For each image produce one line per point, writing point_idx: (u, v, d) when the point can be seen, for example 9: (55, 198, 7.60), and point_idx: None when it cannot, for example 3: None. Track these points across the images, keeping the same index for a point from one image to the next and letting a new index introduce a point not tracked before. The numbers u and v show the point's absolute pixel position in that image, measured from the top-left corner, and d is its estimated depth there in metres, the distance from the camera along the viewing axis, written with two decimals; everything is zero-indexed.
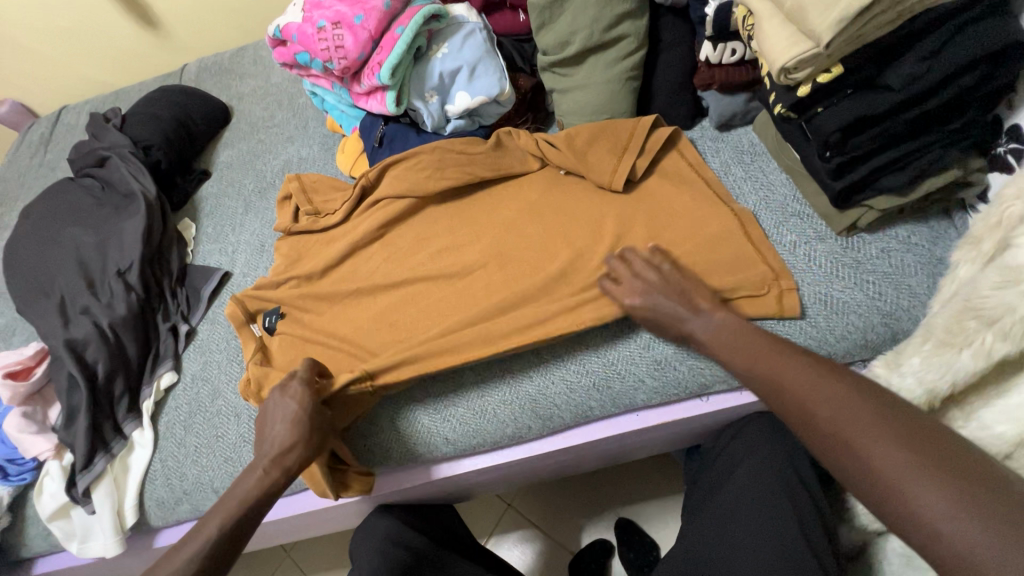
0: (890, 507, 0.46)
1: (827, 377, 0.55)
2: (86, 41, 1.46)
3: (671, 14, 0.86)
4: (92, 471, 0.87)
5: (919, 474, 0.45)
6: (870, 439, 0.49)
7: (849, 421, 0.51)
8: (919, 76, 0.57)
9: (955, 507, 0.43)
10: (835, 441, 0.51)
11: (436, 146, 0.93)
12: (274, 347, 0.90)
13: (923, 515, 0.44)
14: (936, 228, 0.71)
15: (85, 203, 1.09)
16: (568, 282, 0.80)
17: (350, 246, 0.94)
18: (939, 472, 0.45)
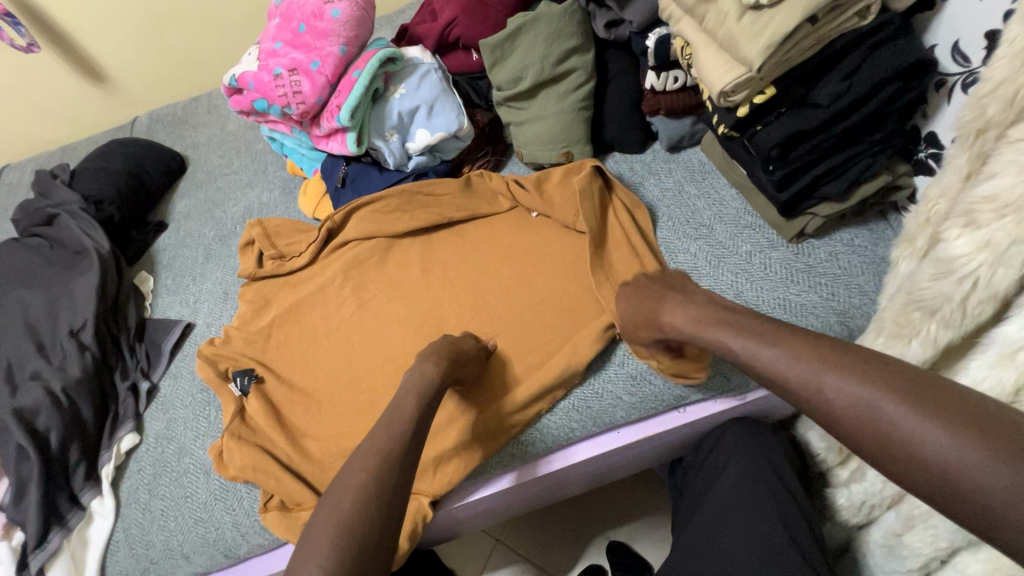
0: (916, 472, 0.41)
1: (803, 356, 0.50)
2: (28, 99, 1.43)
3: (616, 48, 0.91)
4: (46, 549, 0.81)
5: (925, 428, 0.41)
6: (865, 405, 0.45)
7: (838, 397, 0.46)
8: (842, 94, 0.62)
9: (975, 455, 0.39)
10: (848, 415, 0.45)
11: (403, 189, 0.95)
12: (249, 408, 0.86)
13: (944, 466, 0.40)
14: (876, 230, 0.76)
15: (31, 262, 1.04)
16: (543, 313, 0.83)
17: (320, 290, 0.94)
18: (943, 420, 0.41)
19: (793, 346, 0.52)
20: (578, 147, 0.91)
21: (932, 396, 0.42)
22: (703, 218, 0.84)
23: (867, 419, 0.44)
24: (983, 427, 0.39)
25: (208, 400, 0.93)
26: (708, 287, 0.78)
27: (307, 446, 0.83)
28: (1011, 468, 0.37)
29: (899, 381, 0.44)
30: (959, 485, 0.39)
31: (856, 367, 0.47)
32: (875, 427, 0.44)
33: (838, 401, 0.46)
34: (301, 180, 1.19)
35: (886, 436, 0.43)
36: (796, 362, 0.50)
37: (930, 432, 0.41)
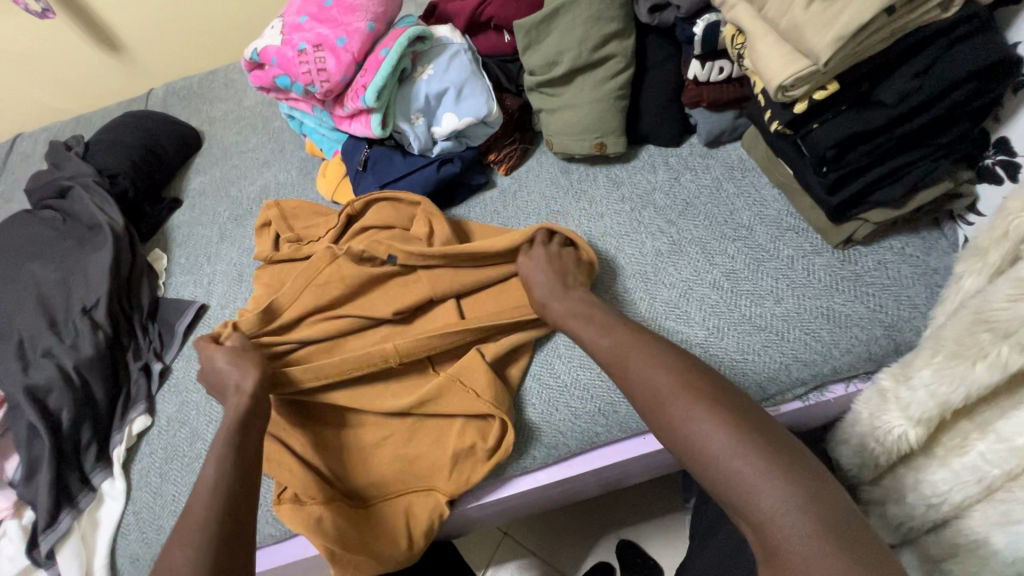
0: (688, 448, 0.51)
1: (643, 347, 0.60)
2: (42, 66, 1.39)
3: (657, 33, 0.86)
4: (56, 530, 0.80)
5: (703, 420, 0.50)
6: (671, 397, 0.53)
7: (651, 386, 0.56)
8: (911, 93, 0.57)
9: (737, 446, 0.48)
10: (656, 403, 0.54)
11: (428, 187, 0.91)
12: None
13: (711, 450, 0.49)
14: (928, 239, 0.72)
15: (45, 235, 1.02)
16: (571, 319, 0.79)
17: None
18: (722, 417, 0.50)
19: (631, 341, 0.62)
20: (612, 138, 0.87)
21: (696, 381, 0.54)
22: (742, 219, 0.80)
23: (664, 410, 0.54)
24: (753, 430, 0.49)
25: None
26: (746, 291, 0.74)
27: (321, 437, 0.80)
28: (762, 460, 0.46)
29: (678, 370, 0.56)
30: (705, 455, 0.49)
31: (651, 353, 0.59)
32: (657, 403, 0.54)
33: (635, 380, 0.58)
34: (319, 161, 1.15)
35: (663, 411, 0.53)
36: (622, 350, 0.62)
37: (688, 402, 0.52)
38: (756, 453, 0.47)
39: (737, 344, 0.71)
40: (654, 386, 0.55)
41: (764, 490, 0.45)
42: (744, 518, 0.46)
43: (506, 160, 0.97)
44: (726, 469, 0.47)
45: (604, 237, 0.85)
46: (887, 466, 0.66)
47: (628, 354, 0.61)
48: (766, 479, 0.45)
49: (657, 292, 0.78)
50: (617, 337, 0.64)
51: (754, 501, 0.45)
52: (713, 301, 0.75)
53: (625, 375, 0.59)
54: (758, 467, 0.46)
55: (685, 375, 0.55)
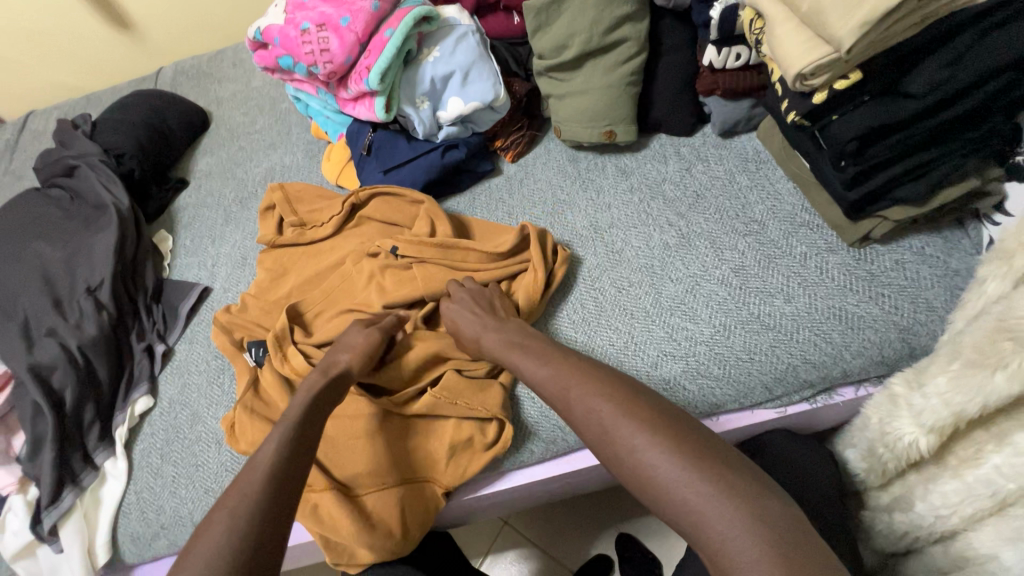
0: (637, 479, 0.49)
1: (583, 371, 0.59)
2: (52, 43, 1.39)
3: (672, 17, 0.83)
4: (59, 507, 0.81)
5: (648, 450, 0.49)
6: (615, 428, 0.52)
7: (594, 415, 0.54)
8: (941, 84, 0.54)
9: (685, 476, 0.47)
10: (601, 433, 0.53)
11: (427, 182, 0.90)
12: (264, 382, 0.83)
13: (660, 480, 0.48)
14: (950, 239, 0.68)
15: (52, 214, 1.03)
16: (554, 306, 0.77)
17: (340, 261, 0.90)
18: (666, 446, 0.49)
19: (568, 369, 0.60)
20: (622, 126, 0.84)
21: (642, 406, 0.53)
22: (754, 213, 0.77)
23: (609, 441, 0.52)
24: (699, 455, 0.48)
25: (223, 368, 0.91)
26: (755, 289, 0.72)
27: None
28: (711, 488, 0.46)
29: (620, 397, 0.54)
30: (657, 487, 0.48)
31: (593, 383, 0.57)
32: (605, 435, 0.53)
33: (577, 414, 0.56)
34: (325, 144, 1.14)
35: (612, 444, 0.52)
36: (556, 378, 0.60)
37: (633, 431, 0.51)
38: (702, 480, 0.46)
39: (744, 343, 0.69)
40: (596, 422, 0.54)
41: (713, 519, 0.44)
42: (699, 547, 0.45)
43: (514, 146, 0.94)
44: (678, 500, 0.46)
45: (610, 228, 0.83)
46: (896, 472, 0.63)
47: (567, 386, 0.58)
48: (717, 507, 0.45)
49: (663, 287, 0.75)
50: (555, 366, 0.61)
51: (704, 528, 0.45)
52: (720, 298, 0.72)
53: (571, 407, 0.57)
54: (709, 497, 0.45)
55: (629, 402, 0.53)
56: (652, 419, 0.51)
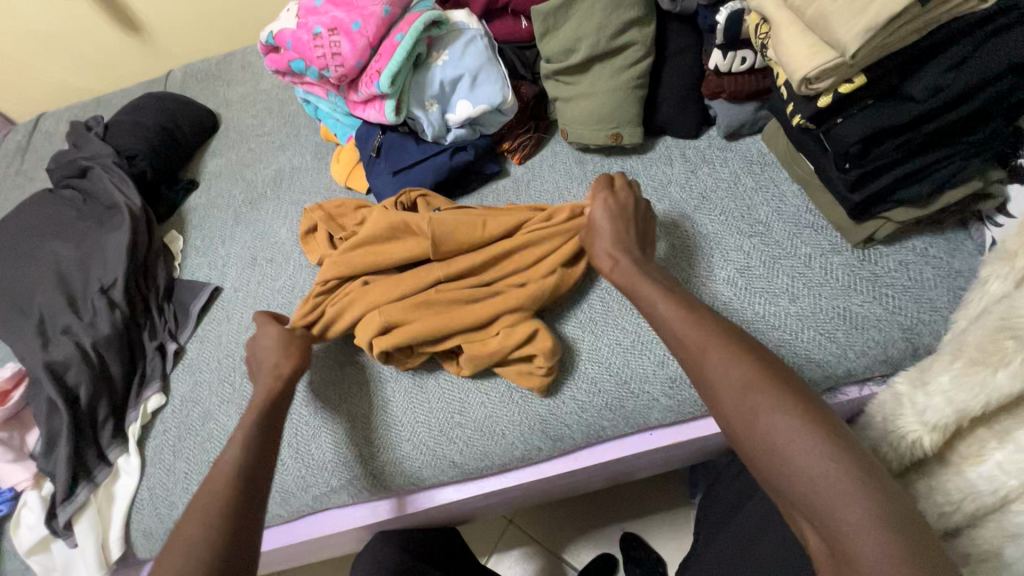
0: (764, 445, 0.47)
1: (719, 334, 0.55)
2: (63, 46, 1.41)
3: (678, 21, 0.84)
4: (73, 502, 0.82)
5: (786, 420, 0.47)
6: (750, 392, 0.49)
7: (728, 375, 0.51)
8: (944, 87, 0.55)
9: (825, 452, 0.44)
10: (735, 394, 0.50)
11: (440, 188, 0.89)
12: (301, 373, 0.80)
13: (792, 451, 0.45)
14: (953, 240, 0.70)
15: (65, 215, 1.04)
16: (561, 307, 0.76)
17: None
18: (803, 419, 0.46)
19: (708, 326, 0.57)
20: (629, 128, 0.85)
21: (780, 373, 0.50)
22: (759, 214, 0.78)
23: (741, 402, 0.50)
24: (834, 435, 0.45)
25: (233, 366, 0.93)
26: (761, 289, 0.73)
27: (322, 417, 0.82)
28: (848, 469, 0.43)
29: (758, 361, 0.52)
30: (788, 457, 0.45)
31: (730, 344, 0.54)
32: (738, 393, 0.50)
33: (710, 368, 0.53)
34: (333, 146, 1.15)
35: (746, 406, 0.49)
36: (692, 332, 0.56)
37: (772, 398, 0.48)
38: (843, 460, 0.44)
39: None
40: (731, 381, 0.51)
41: (851, 502, 0.42)
42: (819, 528, 0.43)
43: (521, 148, 0.95)
44: (811, 473, 0.44)
45: None
46: (899, 471, 0.64)
47: (703, 341, 0.55)
48: (854, 492, 0.42)
49: (671, 285, 0.76)
50: (693, 322, 0.57)
51: (834, 509, 0.42)
52: (726, 298, 0.73)
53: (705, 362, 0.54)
54: (849, 481, 0.43)
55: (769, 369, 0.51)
56: (789, 391, 0.49)
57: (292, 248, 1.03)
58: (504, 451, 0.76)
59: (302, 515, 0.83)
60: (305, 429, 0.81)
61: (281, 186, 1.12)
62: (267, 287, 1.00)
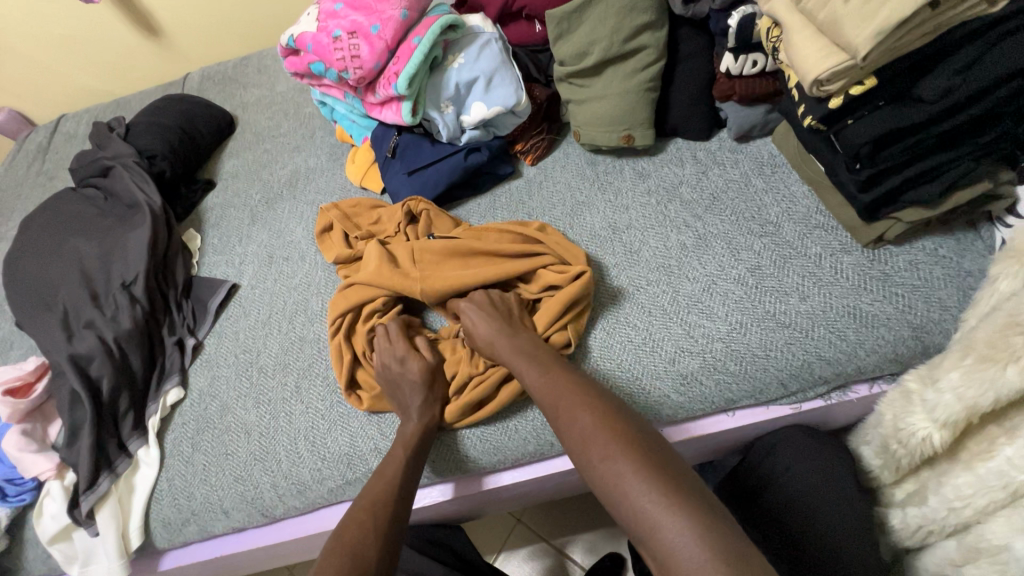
0: (603, 485, 0.54)
1: (575, 383, 0.64)
2: (85, 49, 1.44)
3: (690, 25, 0.86)
4: (96, 491, 0.84)
5: (616, 459, 0.54)
6: (591, 439, 0.57)
7: (575, 426, 0.59)
8: (952, 90, 0.56)
9: (647, 485, 0.51)
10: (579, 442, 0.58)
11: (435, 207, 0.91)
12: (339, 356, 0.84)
13: (623, 488, 0.52)
14: (963, 241, 0.70)
15: (88, 213, 1.07)
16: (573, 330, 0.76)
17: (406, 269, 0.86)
18: (630, 457, 0.53)
19: (563, 382, 0.64)
20: (641, 129, 0.86)
21: (613, 419, 0.58)
22: (770, 215, 0.80)
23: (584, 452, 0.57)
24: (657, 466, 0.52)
25: (250, 361, 0.95)
26: (771, 288, 0.74)
27: (339, 410, 0.85)
28: (664, 495, 0.50)
29: (598, 409, 0.59)
30: (656, 534, 0.48)
31: (578, 397, 0.61)
32: (580, 443, 0.58)
33: (562, 423, 0.61)
34: (348, 147, 1.17)
35: (611, 473, 0.53)
36: (550, 390, 0.64)
37: (603, 443, 0.55)
38: (659, 488, 0.50)
39: (760, 340, 0.71)
40: (574, 432, 0.59)
41: (664, 524, 0.48)
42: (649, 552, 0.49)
43: (534, 149, 0.97)
44: (634, 503, 0.51)
45: (628, 229, 0.85)
46: (911, 468, 0.65)
47: (557, 396, 0.63)
48: (668, 513, 0.48)
49: (681, 286, 0.78)
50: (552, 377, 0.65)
51: (656, 534, 0.48)
52: (736, 297, 0.74)
53: (580, 446, 0.58)
54: (660, 506, 0.49)
55: (604, 417, 0.58)
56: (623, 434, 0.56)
57: (308, 247, 1.05)
58: (518, 447, 0.77)
59: (317, 508, 0.85)
60: (322, 422, 0.84)
61: (297, 186, 1.15)
62: (284, 285, 1.02)
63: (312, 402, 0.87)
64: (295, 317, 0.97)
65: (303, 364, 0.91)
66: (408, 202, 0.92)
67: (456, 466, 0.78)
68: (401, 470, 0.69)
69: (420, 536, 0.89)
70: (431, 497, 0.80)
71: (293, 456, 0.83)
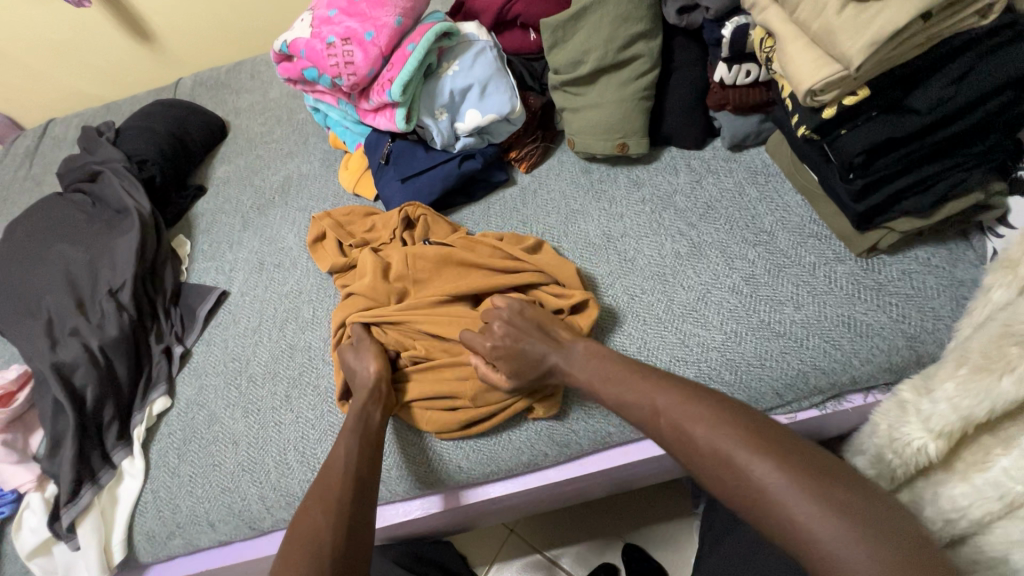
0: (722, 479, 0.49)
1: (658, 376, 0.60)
2: (75, 53, 1.43)
3: (684, 35, 0.86)
4: (77, 504, 0.82)
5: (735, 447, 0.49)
6: (697, 431, 0.52)
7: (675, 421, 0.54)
8: (944, 101, 0.57)
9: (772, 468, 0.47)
10: (682, 439, 0.53)
11: (429, 213, 0.91)
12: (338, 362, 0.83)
13: (750, 473, 0.48)
14: (955, 250, 0.71)
15: (75, 218, 1.05)
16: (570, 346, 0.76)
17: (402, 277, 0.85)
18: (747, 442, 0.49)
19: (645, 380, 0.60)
20: (635, 138, 0.87)
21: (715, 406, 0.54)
22: (764, 224, 0.80)
23: (692, 448, 0.52)
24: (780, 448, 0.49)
25: (239, 370, 0.93)
26: (766, 297, 0.74)
27: (330, 420, 0.83)
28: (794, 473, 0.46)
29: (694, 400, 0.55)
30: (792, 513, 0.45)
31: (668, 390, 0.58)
32: (687, 439, 0.53)
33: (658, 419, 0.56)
34: (342, 153, 1.16)
35: (728, 462, 0.49)
36: (632, 391, 0.60)
37: (713, 430, 0.51)
38: (793, 470, 0.47)
39: (755, 349, 0.71)
40: (679, 424, 0.54)
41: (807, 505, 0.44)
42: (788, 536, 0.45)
43: (528, 157, 0.97)
44: (764, 484, 0.47)
45: (623, 237, 0.85)
46: (905, 479, 0.64)
47: (644, 397, 0.58)
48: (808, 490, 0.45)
49: (676, 295, 0.77)
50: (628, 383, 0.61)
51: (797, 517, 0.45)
52: (731, 305, 0.74)
53: (684, 440, 0.53)
54: (796, 489, 0.45)
55: (704, 405, 0.54)
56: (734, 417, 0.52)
57: (300, 254, 1.04)
58: (511, 456, 0.76)
59: None
60: (313, 432, 0.83)
61: (289, 192, 1.14)
62: (275, 292, 1.00)
63: (302, 411, 0.85)
64: (286, 325, 0.95)
65: (293, 373, 0.90)
66: (405, 206, 0.91)
67: (448, 478, 0.77)
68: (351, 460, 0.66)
69: (411, 550, 0.88)
70: (422, 509, 0.79)
71: (282, 465, 0.82)
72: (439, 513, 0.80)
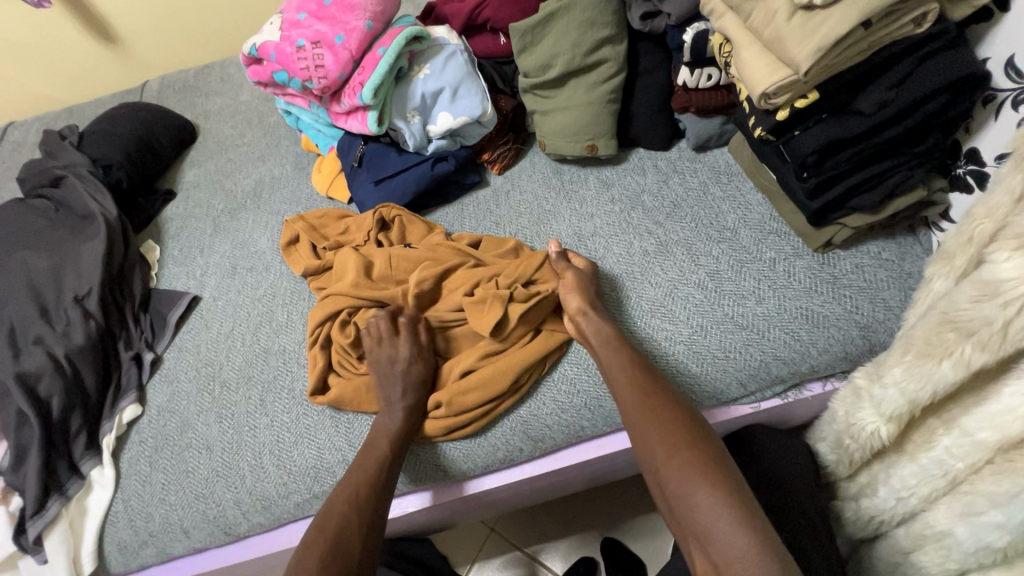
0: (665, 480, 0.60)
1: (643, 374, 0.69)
2: (35, 56, 1.39)
3: (648, 40, 0.89)
4: (44, 516, 0.80)
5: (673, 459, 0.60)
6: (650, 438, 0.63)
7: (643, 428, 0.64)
8: (887, 103, 0.61)
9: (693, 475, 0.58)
10: (650, 440, 0.63)
11: (405, 215, 0.92)
12: (319, 357, 0.83)
13: (678, 478, 0.59)
14: (904, 244, 0.75)
15: (37, 224, 1.03)
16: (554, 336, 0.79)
17: (383, 275, 0.86)
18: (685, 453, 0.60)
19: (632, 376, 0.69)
20: (604, 140, 0.89)
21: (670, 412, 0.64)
22: (727, 221, 0.83)
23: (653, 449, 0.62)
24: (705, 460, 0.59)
25: (212, 376, 0.92)
26: (729, 291, 0.77)
27: (306, 423, 0.83)
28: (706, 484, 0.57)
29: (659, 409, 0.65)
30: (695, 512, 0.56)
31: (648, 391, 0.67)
32: (652, 443, 0.63)
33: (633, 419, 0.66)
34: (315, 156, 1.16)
35: (667, 465, 0.60)
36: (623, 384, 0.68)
37: (659, 436, 0.62)
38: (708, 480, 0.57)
39: (721, 341, 0.74)
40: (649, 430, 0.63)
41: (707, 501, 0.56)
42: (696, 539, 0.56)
43: (500, 159, 0.98)
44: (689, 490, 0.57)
45: (593, 236, 0.87)
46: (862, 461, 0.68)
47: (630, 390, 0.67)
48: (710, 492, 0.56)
49: (645, 290, 0.80)
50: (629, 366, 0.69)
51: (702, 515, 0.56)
52: (697, 300, 0.77)
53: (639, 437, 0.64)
54: (706, 495, 0.56)
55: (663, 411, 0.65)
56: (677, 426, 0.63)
57: (273, 257, 1.03)
58: (490, 452, 0.77)
59: (284, 523, 0.83)
60: (288, 435, 0.83)
61: (261, 196, 1.13)
62: (248, 296, 1.00)
63: (277, 415, 0.85)
64: (259, 329, 0.95)
65: (268, 377, 0.89)
66: (378, 208, 0.93)
67: (427, 476, 0.78)
68: (380, 466, 0.70)
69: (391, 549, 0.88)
70: (403, 508, 0.80)
71: (258, 468, 0.81)
72: (421, 511, 0.80)
